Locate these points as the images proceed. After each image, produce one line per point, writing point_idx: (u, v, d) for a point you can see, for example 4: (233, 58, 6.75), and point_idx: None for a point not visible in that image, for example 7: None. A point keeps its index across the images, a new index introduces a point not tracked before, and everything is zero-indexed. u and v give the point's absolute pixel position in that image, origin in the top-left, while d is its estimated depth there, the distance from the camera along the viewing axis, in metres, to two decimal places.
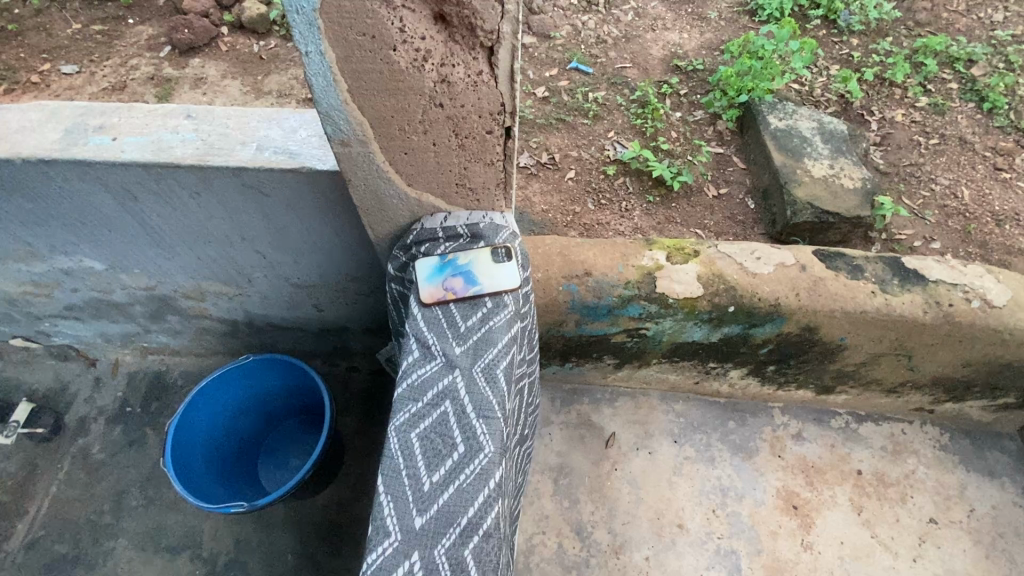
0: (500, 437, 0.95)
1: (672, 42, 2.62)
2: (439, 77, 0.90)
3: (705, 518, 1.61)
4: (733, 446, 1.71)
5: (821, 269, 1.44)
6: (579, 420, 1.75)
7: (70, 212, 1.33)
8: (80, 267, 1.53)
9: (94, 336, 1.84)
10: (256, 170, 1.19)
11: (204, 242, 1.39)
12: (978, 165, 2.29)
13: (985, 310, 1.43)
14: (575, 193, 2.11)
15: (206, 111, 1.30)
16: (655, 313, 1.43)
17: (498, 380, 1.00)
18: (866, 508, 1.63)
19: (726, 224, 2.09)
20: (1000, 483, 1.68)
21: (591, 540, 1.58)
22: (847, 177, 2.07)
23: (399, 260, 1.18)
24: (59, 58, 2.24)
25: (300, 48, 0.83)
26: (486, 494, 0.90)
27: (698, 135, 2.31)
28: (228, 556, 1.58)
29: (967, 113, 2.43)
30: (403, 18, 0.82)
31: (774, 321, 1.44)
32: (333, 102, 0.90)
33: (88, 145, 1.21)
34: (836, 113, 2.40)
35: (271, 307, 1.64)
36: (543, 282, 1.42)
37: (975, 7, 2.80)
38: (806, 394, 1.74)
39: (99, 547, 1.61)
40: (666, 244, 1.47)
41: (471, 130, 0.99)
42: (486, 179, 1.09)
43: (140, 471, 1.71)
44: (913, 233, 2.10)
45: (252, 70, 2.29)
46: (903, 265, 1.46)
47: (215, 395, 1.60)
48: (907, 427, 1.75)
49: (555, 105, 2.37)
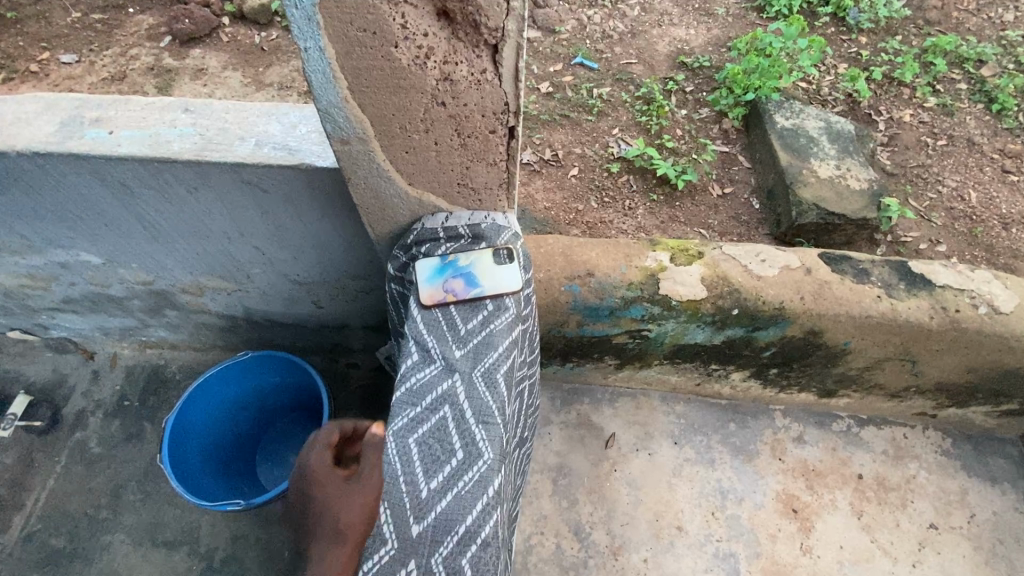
0: (500, 443, 0.94)
1: (678, 38, 2.59)
2: (442, 76, 0.88)
3: (704, 521, 1.60)
4: (733, 449, 1.70)
5: (826, 272, 1.42)
6: (578, 420, 1.74)
7: (66, 205, 1.31)
8: (78, 261, 1.51)
9: (92, 330, 1.83)
10: (255, 166, 1.17)
11: (202, 237, 1.38)
12: (985, 168, 2.26)
13: (991, 316, 1.41)
14: (578, 191, 2.09)
15: (204, 104, 1.28)
16: (657, 314, 1.41)
17: (498, 385, 0.99)
18: (866, 513, 1.61)
19: (729, 224, 2.07)
20: (1001, 489, 1.67)
21: (589, 541, 1.58)
22: (853, 178, 2.05)
23: (399, 260, 1.16)
24: (58, 47, 2.22)
25: (299, 44, 0.81)
26: (484, 502, 0.89)
27: (704, 133, 2.28)
28: (225, 553, 1.57)
29: (976, 115, 2.40)
30: (405, 14, 0.80)
31: (778, 325, 1.42)
32: (333, 99, 0.88)
33: (85, 139, 1.19)
34: (842, 113, 2.38)
35: (270, 303, 1.62)
36: (544, 283, 1.40)
37: (985, 7, 2.76)
38: (807, 398, 1.73)
39: (96, 541, 1.60)
40: (669, 245, 1.45)
41: (473, 130, 0.97)
42: (489, 179, 1.07)
43: (138, 465, 1.70)
44: (919, 236, 2.08)
45: (253, 62, 2.27)
46: (910, 269, 1.44)
47: (212, 391, 1.58)
48: (909, 431, 1.74)
49: (558, 101, 2.34)
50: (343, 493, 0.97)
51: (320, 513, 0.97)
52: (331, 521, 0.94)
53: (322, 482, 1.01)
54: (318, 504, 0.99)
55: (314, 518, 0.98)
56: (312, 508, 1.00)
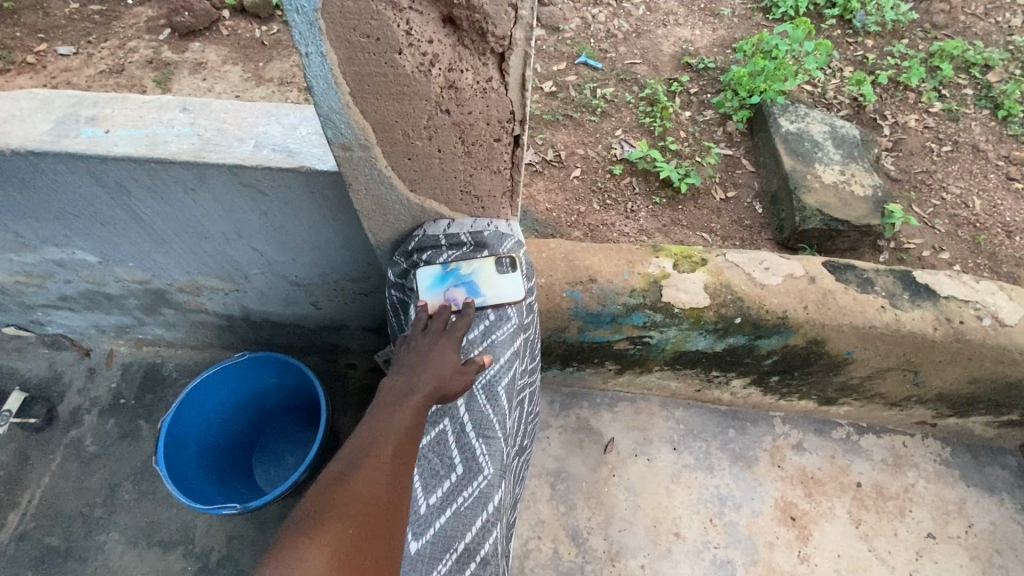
0: (500, 458, 0.97)
1: (683, 38, 2.57)
2: (446, 83, 0.86)
3: (702, 528, 1.59)
4: (732, 455, 1.69)
5: (830, 281, 1.41)
6: (578, 424, 1.73)
7: (61, 204, 1.29)
8: (73, 259, 1.49)
9: (87, 327, 1.81)
10: (254, 168, 1.15)
11: (199, 238, 1.36)
12: (989, 175, 2.25)
13: (995, 328, 1.40)
14: (581, 192, 2.07)
15: (203, 104, 1.26)
16: (659, 321, 1.40)
17: (499, 399, 1.01)
18: (864, 521, 1.61)
19: (732, 229, 2.05)
20: (1000, 499, 1.66)
21: (587, 546, 1.57)
22: (857, 184, 2.04)
23: (400, 266, 1.15)
24: (55, 39, 2.19)
25: (300, 49, 0.79)
26: (484, 518, 0.93)
27: (707, 136, 2.26)
28: (220, 553, 1.56)
29: (981, 120, 2.38)
30: (409, 21, 0.78)
31: (781, 333, 1.41)
32: (334, 105, 0.87)
33: (80, 137, 1.17)
34: (847, 116, 2.36)
35: (268, 304, 1.61)
36: (546, 289, 1.39)
37: (993, 11, 2.75)
38: (807, 405, 1.72)
39: (90, 541, 1.59)
40: (672, 251, 1.43)
41: (478, 138, 0.95)
42: (492, 187, 1.05)
43: (133, 464, 1.69)
44: (922, 243, 2.07)
45: (253, 56, 2.24)
46: (914, 279, 1.43)
47: (208, 391, 1.57)
48: (908, 440, 1.73)
49: (561, 101, 2.32)
50: (456, 359, 0.95)
51: (430, 352, 0.95)
52: (441, 367, 0.92)
53: (434, 333, 0.99)
54: (423, 345, 0.97)
55: (416, 356, 0.95)
56: (414, 347, 0.97)
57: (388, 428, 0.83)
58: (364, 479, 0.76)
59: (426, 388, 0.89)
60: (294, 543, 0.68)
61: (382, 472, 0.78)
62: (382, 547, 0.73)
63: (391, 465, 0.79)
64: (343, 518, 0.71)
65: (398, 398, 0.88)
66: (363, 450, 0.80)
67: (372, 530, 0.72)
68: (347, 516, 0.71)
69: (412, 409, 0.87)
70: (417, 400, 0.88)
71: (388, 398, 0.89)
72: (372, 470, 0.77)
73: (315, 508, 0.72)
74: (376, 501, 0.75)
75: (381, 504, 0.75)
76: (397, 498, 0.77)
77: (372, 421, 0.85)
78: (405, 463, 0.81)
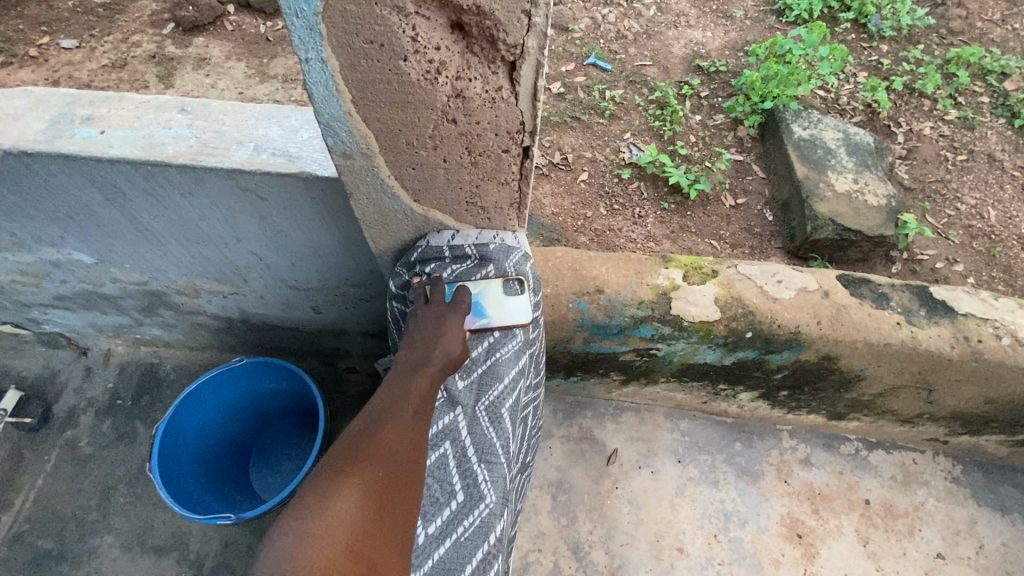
0: (501, 485, 0.95)
1: (694, 40, 2.52)
2: (453, 92, 0.82)
3: (705, 544, 1.56)
4: (738, 469, 1.65)
5: (844, 296, 1.37)
6: (580, 435, 1.70)
7: (55, 205, 1.26)
8: (69, 259, 1.46)
9: (85, 326, 1.78)
10: (253, 173, 1.12)
11: (197, 241, 1.33)
12: (1005, 185, 2.21)
13: (1014, 348, 1.36)
14: (587, 196, 2.04)
15: (202, 105, 1.23)
16: (667, 334, 1.37)
17: (502, 421, 0.99)
18: (872, 540, 1.57)
19: (742, 236, 2.01)
20: (1012, 519, 1.62)
21: (588, 560, 1.53)
22: (871, 194, 1.99)
23: (402, 278, 1.13)
24: (58, 32, 2.16)
25: (300, 55, 0.76)
26: (485, 550, 0.91)
27: (718, 141, 2.22)
28: (215, 560, 1.53)
29: (998, 129, 2.34)
30: (415, 27, 0.74)
31: (792, 348, 1.37)
32: (334, 112, 0.83)
33: (74, 138, 1.14)
34: (861, 123, 2.31)
35: (268, 307, 1.58)
36: (551, 299, 1.35)
37: (1011, 17, 2.69)
38: (816, 419, 1.68)
39: (84, 544, 1.56)
40: (682, 261, 1.39)
41: (485, 149, 0.91)
42: (499, 199, 1.01)
43: (128, 466, 1.66)
44: (935, 254, 2.03)
45: (257, 52, 2.20)
46: (932, 295, 1.39)
47: (204, 397, 1.54)
48: (919, 457, 1.69)
49: (569, 103, 2.28)
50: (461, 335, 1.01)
51: (439, 327, 1.01)
52: (450, 344, 1.00)
53: (440, 310, 1.03)
54: (429, 323, 1.02)
55: (427, 329, 1.01)
56: (421, 325, 1.02)
57: (403, 398, 0.93)
58: (387, 436, 0.86)
59: (437, 362, 0.98)
60: (329, 481, 0.78)
61: (402, 432, 0.88)
62: (404, 495, 0.82)
63: (409, 428, 0.89)
64: (369, 466, 0.81)
65: (412, 370, 0.97)
66: (381, 414, 0.90)
67: (395, 477, 0.82)
68: (371, 465, 0.81)
69: (424, 381, 0.96)
70: (428, 374, 0.96)
71: (400, 371, 0.98)
72: (391, 431, 0.87)
73: (348, 457, 0.82)
74: (398, 455, 0.85)
75: (401, 458, 0.85)
76: (414, 456, 0.87)
77: (388, 390, 0.96)
78: (419, 426, 0.91)
